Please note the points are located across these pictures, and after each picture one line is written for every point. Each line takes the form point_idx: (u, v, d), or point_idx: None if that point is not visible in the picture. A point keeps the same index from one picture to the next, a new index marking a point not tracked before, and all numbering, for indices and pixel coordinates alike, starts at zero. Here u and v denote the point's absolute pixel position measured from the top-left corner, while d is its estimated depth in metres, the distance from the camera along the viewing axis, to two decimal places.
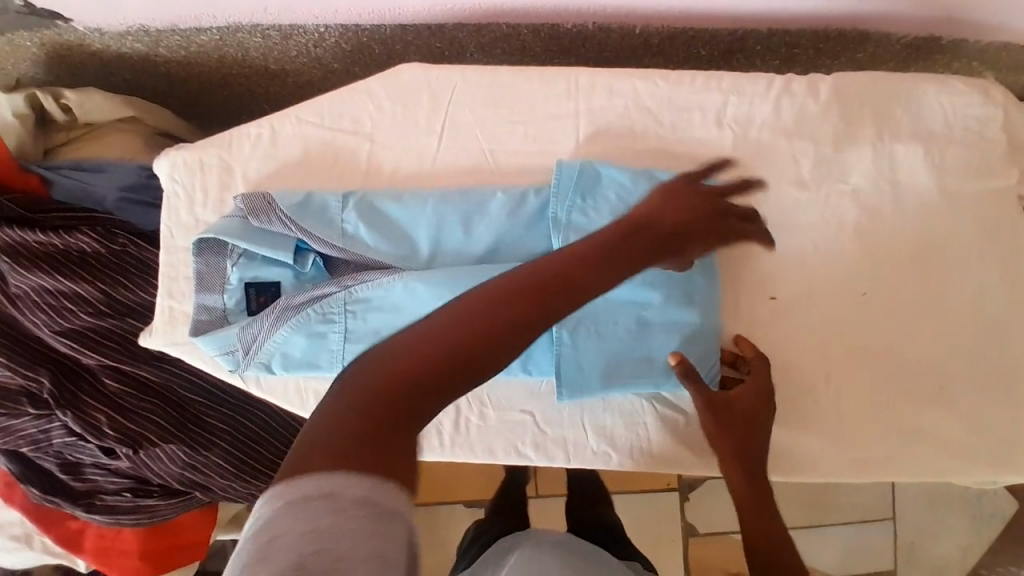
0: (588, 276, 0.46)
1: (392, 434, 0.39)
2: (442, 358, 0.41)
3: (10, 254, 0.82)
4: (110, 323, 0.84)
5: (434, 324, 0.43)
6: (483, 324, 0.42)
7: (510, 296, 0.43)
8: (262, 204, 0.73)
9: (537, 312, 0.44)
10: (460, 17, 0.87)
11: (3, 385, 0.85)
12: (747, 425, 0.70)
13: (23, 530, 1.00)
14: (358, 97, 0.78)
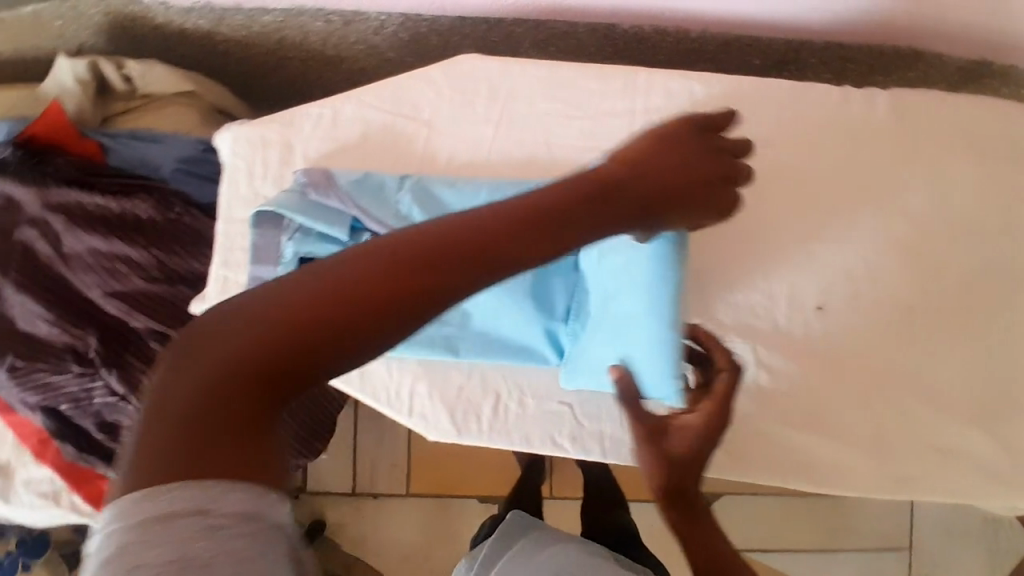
0: (466, 258, 0.40)
1: (237, 425, 0.36)
2: (291, 344, 0.37)
3: (68, 215, 0.86)
4: (161, 288, 0.86)
5: (282, 305, 0.38)
6: (338, 305, 0.38)
7: (359, 282, 0.38)
8: (322, 179, 0.75)
9: (401, 293, 0.38)
10: (519, 11, 0.87)
11: (48, 342, 0.87)
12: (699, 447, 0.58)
13: (52, 488, 1.01)
14: (418, 84, 0.79)
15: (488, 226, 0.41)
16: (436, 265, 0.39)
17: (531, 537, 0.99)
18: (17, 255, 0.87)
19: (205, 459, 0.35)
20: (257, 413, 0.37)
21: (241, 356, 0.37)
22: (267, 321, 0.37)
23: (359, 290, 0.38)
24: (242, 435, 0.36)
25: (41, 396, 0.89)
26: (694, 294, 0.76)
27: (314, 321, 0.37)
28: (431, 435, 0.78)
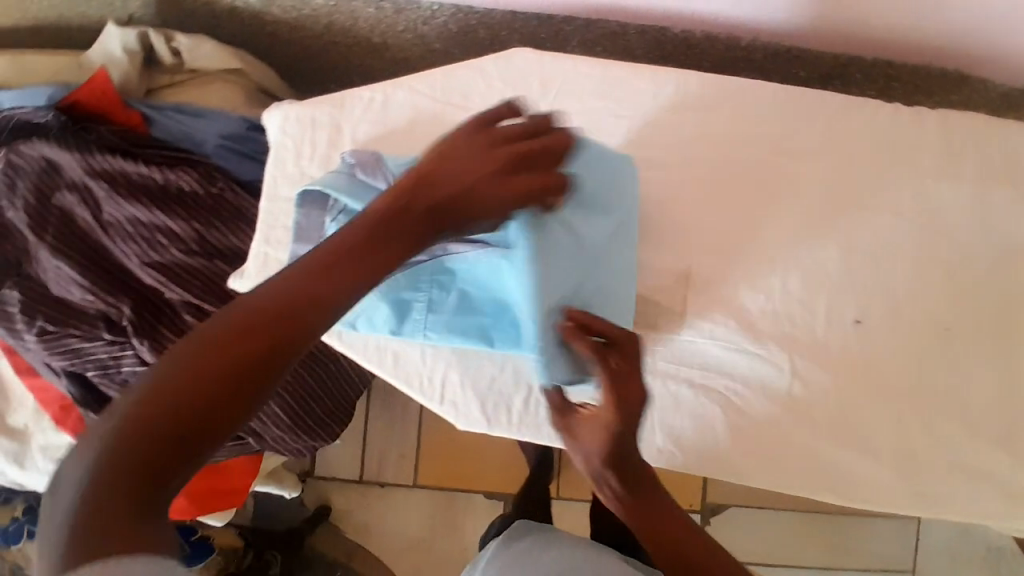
0: (297, 311, 0.43)
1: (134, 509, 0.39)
2: (162, 433, 0.40)
3: (109, 182, 0.86)
4: (199, 262, 0.86)
5: (142, 406, 0.40)
6: (195, 388, 0.41)
7: (203, 364, 0.41)
8: (370, 160, 0.75)
9: (248, 359, 0.42)
10: (571, 9, 0.88)
11: (82, 308, 0.88)
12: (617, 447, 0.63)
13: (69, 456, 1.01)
14: (470, 73, 0.78)
15: (308, 276, 0.44)
16: (273, 326, 0.43)
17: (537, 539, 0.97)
18: (56, 221, 0.88)
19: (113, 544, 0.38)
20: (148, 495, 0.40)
21: (115, 457, 0.40)
22: (132, 422, 0.40)
23: (219, 363, 0.41)
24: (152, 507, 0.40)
25: (68, 362, 0.89)
26: (731, 300, 0.76)
27: (181, 403, 0.41)
28: (460, 424, 0.79)
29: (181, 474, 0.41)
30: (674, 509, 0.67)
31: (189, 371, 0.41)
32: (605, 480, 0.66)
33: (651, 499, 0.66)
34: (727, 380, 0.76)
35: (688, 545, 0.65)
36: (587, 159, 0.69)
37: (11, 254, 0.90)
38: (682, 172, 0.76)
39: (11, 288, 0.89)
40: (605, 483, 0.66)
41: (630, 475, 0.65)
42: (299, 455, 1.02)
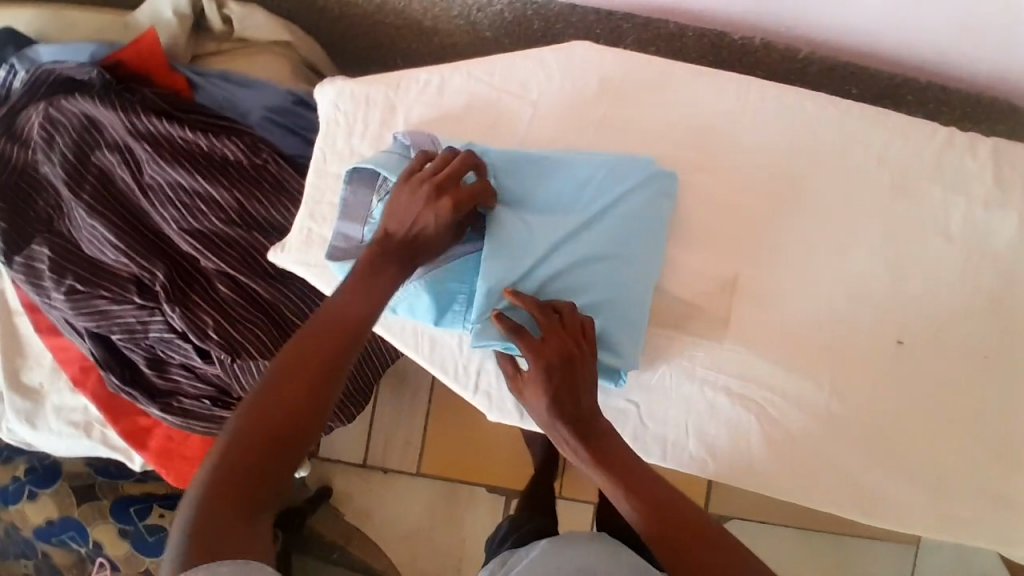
0: (341, 337, 0.61)
1: (248, 504, 0.55)
2: (260, 449, 0.56)
3: (152, 145, 0.85)
4: (238, 233, 0.86)
5: (244, 430, 0.56)
6: (280, 411, 0.57)
7: (283, 390, 0.58)
8: (426, 142, 0.74)
9: (315, 382, 0.59)
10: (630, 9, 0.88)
11: (114, 271, 0.87)
12: (579, 421, 0.66)
13: (84, 419, 1.00)
14: (529, 63, 0.77)
15: (347, 313, 0.62)
16: (329, 355, 0.60)
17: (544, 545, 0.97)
18: (95, 180, 0.87)
19: (236, 532, 0.53)
20: (257, 494, 0.55)
21: (227, 469, 0.55)
22: (239, 445, 0.56)
23: (296, 391, 0.58)
24: (258, 504, 0.55)
25: (93, 323, 0.87)
26: (778, 309, 0.74)
27: (274, 423, 0.57)
28: (493, 415, 0.78)
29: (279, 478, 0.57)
30: (682, 504, 0.63)
31: (274, 403, 0.58)
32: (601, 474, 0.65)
33: (656, 496, 0.63)
34: (764, 390, 0.74)
35: (706, 541, 0.60)
36: (560, 161, 0.72)
37: (45, 211, 0.89)
38: (735, 177, 0.74)
39: (41, 244, 0.87)
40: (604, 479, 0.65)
41: (619, 464, 0.65)
42: None
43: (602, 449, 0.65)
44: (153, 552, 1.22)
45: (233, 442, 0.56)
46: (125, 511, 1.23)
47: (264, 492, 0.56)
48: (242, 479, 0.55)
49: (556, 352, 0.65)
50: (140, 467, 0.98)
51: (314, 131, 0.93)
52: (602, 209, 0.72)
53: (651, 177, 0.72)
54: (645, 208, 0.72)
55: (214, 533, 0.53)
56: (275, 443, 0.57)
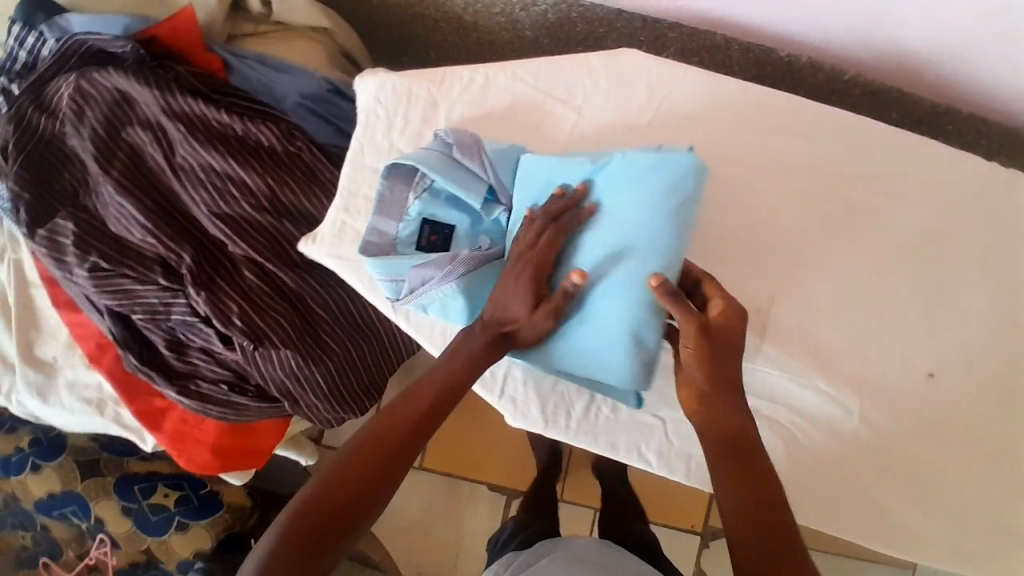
0: (443, 403, 0.67)
1: (328, 526, 0.61)
2: (354, 480, 0.63)
3: (186, 125, 0.84)
4: (267, 220, 0.85)
5: (347, 458, 0.64)
6: (377, 451, 0.64)
7: (387, 436, 0.65)
8: (470, 143, 0.73)
9: (415, 440, 0.66)
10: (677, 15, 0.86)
11: (139, 250, 0.86)
12: (717, 395, 0.62)
13: (97, 396, 0.98)
14: (577, 69, 0.76)
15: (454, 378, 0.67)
16: (431, 416, 0.67)
17: (557, 550, 1.00)
18: (124, 156, 0.86)
19: (309, 546, 0.60)
20: (339, 518, 0.61)
21: (321, 487, 0.62)
22: (339, 469, 0.63)
23: (395, 439, 0.65)
24: (332, 527, 0.61)
25: (115, 302, 0.86)
26: (816, 335, 0.72)
27: (372, 462, 0.64)
28: (513, 420, 0.77)
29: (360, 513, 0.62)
30: (765, 489, 0.60)
31: (376, 442, 0.65)
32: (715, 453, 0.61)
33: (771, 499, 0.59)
34: (791, 413, 0.73)
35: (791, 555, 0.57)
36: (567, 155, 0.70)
37: (70, 185, 0.88)
38: (777, 197, 0.73)
39: (66, 218, 0.86)
40: (717, 460, 0.61)
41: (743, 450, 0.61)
42: (327, 426, 0.93)
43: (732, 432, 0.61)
44: (154, 532, 1.21)
45: (337, 463, 0.64)
46: (127, 490, 1.22)
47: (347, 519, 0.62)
48: (333, 501, 0.62)
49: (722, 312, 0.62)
50: (150, 447, 0.98)
51: (347, 121, 0.91)
52: (596, 204, 0.68)
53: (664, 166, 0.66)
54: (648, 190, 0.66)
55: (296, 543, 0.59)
56: (367, 478, 0.63)
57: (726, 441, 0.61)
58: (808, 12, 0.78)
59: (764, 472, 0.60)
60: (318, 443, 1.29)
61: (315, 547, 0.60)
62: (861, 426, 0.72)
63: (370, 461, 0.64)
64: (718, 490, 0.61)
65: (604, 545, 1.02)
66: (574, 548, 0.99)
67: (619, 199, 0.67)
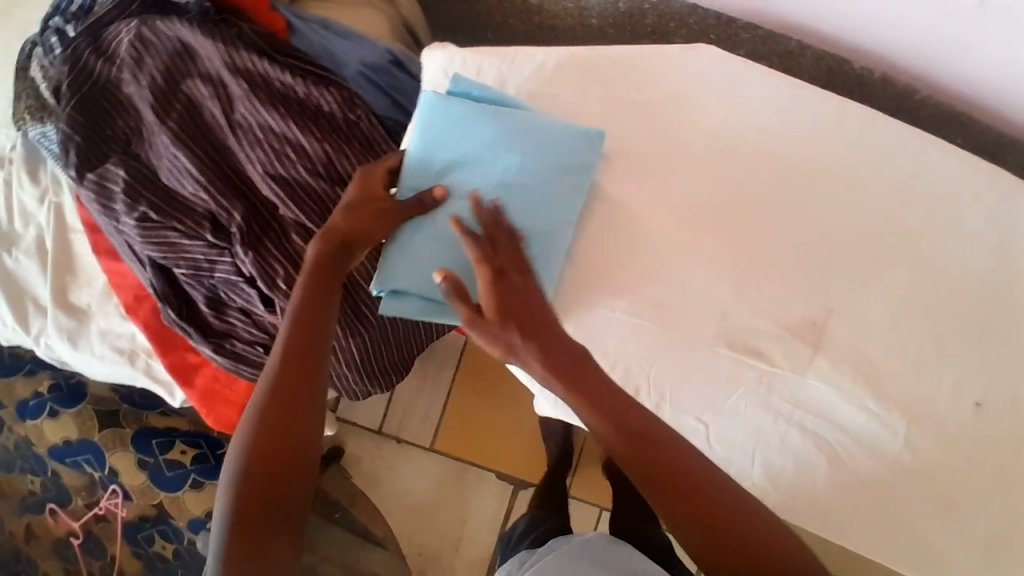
0: (321, 313, 0.70)
1: (273, 461, 0.67)
2: (277, 418, 0.67)
3: (250, 83, 0.83)
4: (320, 186, 0.83)
5: (261, 398, 0.68)
6: (285, 384, 0.68)
7: (286, 366, 0.68)
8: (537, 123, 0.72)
9: (314, 354, 0.69)
10: (754, 16, 0.85)
11: (188, 204, 0.85)
12: (574, 388, 0.65)
13: (129, 347, 0.97)
14: (651, 59, 0.75)
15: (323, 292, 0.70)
16: (314, 327, 0.69)
17: (569, 543, 1.00)
18: (181, 108, 0.85)
19: (259, 484, 0.66)
20: (280, 449, 0.67)
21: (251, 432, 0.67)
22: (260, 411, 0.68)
23: (297, 365, 0.68)
24: (279, 461, 0.67)
25: (160, 254, 0.86)
26: (869, 355, 0.71)
27: (287, 393, 0.68)
28: (540, 407, 0.80)
29: (297, 438, 0.68)
30: (713, 500, 0.62)
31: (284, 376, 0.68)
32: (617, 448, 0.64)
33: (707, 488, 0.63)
34: (834, 430, 0.72)
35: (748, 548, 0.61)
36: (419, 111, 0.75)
37: (122, 131, 0.88)
38: (841, 211, 0.72)
39: (117, 165, 0.86)
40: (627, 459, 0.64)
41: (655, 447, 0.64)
42: (354, 394, 0.97)
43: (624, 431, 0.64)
44: (169, 487, 1.22)
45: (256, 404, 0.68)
46: (145, 443, 1.22)
47: (286, 448, 0.67)
48: (265, 439, 0.67)
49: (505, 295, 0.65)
50: (177, 403, 0.98)
51: (405, 95, 0.91)
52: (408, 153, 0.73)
53: (437, 106, 0.71)
54: (438, 130, 0.71)
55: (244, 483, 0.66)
56: (288, 410, 0.68)
57: (638, 463, 0.63)
58: (895, 22, 0.76)
59: (712, 486, 0.63)
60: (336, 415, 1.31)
61: (266, 483, 0.67)
62: (903, 448, 0.71)
63: (269, 442, 0.67)
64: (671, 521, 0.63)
65: (616, 541, 1.02)
66: (588, 542, 0.99)
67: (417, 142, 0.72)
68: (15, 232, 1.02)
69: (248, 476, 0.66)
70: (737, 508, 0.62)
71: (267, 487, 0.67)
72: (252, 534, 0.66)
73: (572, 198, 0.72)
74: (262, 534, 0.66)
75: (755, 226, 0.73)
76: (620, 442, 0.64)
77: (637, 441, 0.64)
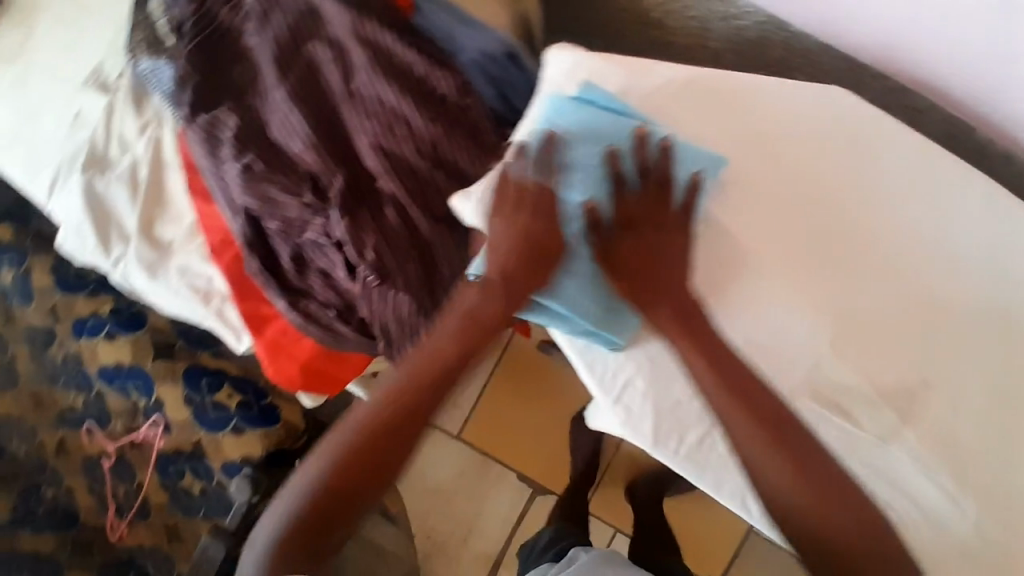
0: (457, 358, 0.75)
1: (365, 466, 0.75)
2: (385, 432, 0.74)
3: (373, 53, 0.84)
4: (423, 165, 0.85)
5: (379, 408, 0.75)
6: (406, 406, 0.75)
7: (413, 391, 0.75)
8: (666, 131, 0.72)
9: (439, 391, 0.75)
10: (889, 65, 0.83)
11: (293, 161, 0.87)
12: (713, 370, 0.68)
13: (206, 287, 1.00)
14: (782, 97, 0.76)
15: (467, 336, 0.75)
16: (451, 367, 0.75)
17: (594, 552, 1.02)
18: (301, 68, 0.86)
19: (345, 483, 0.74)
20: (374, 462, 0.75)
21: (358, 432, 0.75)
22: (374, 420, 0.75)
23: (422, 395, 0.75)
24: (370, 469, 0.75)
25: (256, 205, 0.87)
26: (951, 429, 0.72)
27: (404, 417, 0.75)
28: (590, 420, 0.81)
29: (394, 458, 0.75)
30: (832, 494, 0.66)
31: (405, 397, 0.75)
32: (743, 425, 0.67)
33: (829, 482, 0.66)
34: (901, 497, 0.72)
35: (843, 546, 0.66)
36: (547, 103, 0.75)
37: (238, 80, 0.90)
38: (940, 281, 0.72)
39: (230, 112, 0.88)
40: (751, 440, 0.67)
41: (784, 430, 0.67)
42: None
43: (751, 407, 0.67)
44: (209, 427, 1.26)
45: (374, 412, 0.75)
46: (195, 380, 1.27)
47: (380, 462, 0.75)
48: (367, 447, 0.74)
49: (656, 268, 0.70)
50: (242, 348, 1.00)
51: (512, 88, 0.89)
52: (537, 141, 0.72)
53: (567, 106, 0.73)
54: (570, 127, 0.72)
55: (337, 476, 0.74)
56: (396, 429, 0.75)
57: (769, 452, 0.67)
58: None
59: (833, 478, 0.67)
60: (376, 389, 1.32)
61: (352, 484, 0.74)
62: (966, 526, 0.71)
63: (371, 452, 0.74)
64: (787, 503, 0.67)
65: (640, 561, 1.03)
66: (613, 556, 1.01)
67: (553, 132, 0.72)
68: (109, 157, 1.05)
69: (341, 472, 0.74)
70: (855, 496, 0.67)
71: (349, 488, 0.74)
72: (318, 521, 0.74)
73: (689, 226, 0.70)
74: (327, 523, 0.75)
75: (850, 280, 0.73)
76: (750, 442, 0.67)
77: (770, 435, 0.67)
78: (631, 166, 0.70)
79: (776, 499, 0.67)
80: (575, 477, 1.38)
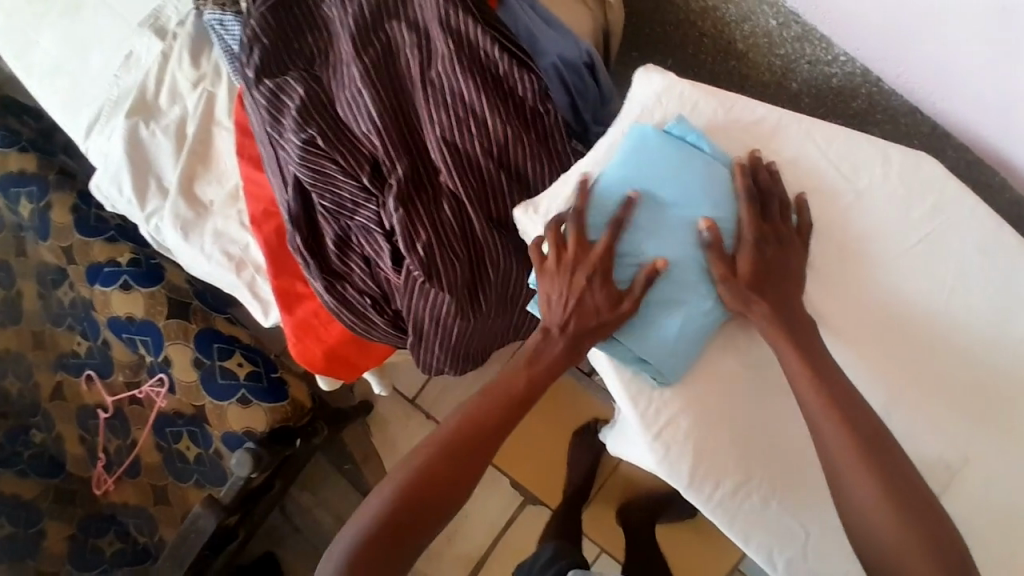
0: (526, 388, 0.74)
1: (427, 497, 0.71)
2: (452, 461, 0.72)
3: (455, 43, 0.81)
4: (487, 166, 0.82)
5: (446, 437, 0.73)
6: (473, 434, 0.73)
7: (482, 420, 0.73)
8: (764, 171, 0.71)
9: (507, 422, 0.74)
10: (975, 140, 0.79)
11: (356, 142, 0.84)
12: (822, 389, 0.66)
13: (240, 256, 0.98)
14: (870, 151, 0.73)
15: (538, 370, 0.74)
16: (521, 398, 0.74)
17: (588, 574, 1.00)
18: (379, 47, 0.84)
19: (407, 513, 0.70)
20: (438, 494, 0.71)
21: (423, 458, 0.72)
22: (440, 445, 0.72)
23: (491, 426, 0.73)
24: (431, 501, 0.71)
25: (311, 182, 0.85)
26: (981, 517, 0.70)
27: (470, 447, 0.72)
28: (611, 447, 0.81)
29: (457, 489, 0.72)
30: (933, 517, 0.63)
31: (473, 424, 0.73)
32: (837, 441, 0.65)
33: (922, 513, 0.63)
34: None
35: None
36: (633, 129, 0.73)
37: (310, 49, 0.87)
38: (999, 368, 0.70)
39: (298, 82, 0.85)
40: (854, 462, 0.64)
41: (883, 452, 0.65)
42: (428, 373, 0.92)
43: (855, 424, 0.65)
44: (215, 395, 1.22)
45: (442, 439, 0.72)
46: (206, 344, 1.23)
47: (442, 493, 0.71)
48: (434, 476, 0.71)
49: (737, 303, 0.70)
50: (268, 323, 0.99)
51: (585, 100, 0.86)
52: (617, 168, 0.72)
53: (653, 137, 0.71)
54: (654, 159, 0.71)
55: (398, 505, 0.70)
56: (463, 460, 0.72)
57: (873, 469, 0.64)
58: None
59: (925, 514, 0.63)
60: (387, 378, 1.28)
61: (414, 514, 0.70)
62: None
63: (436, 482, 0.71)
64: (875, 528, 0.64)
65: None
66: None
67: (636, 162, 0.71)
68: (159, 107, 1.02)
69: (404, 500, 0.70)
70: (948, 531, 0.63)
71: (410, 519, 0.70)
72: (374, 554, 0.69)
73: (757, 269, 0.69)
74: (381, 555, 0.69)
75: (907, 348, 0.71)
76: (851, 457, 0.65)
77: (876, 449, 0.65)
78: (723, 208, 0.71)
79: (859, 514, 0.64)
80: (569, 493, 1.37)
